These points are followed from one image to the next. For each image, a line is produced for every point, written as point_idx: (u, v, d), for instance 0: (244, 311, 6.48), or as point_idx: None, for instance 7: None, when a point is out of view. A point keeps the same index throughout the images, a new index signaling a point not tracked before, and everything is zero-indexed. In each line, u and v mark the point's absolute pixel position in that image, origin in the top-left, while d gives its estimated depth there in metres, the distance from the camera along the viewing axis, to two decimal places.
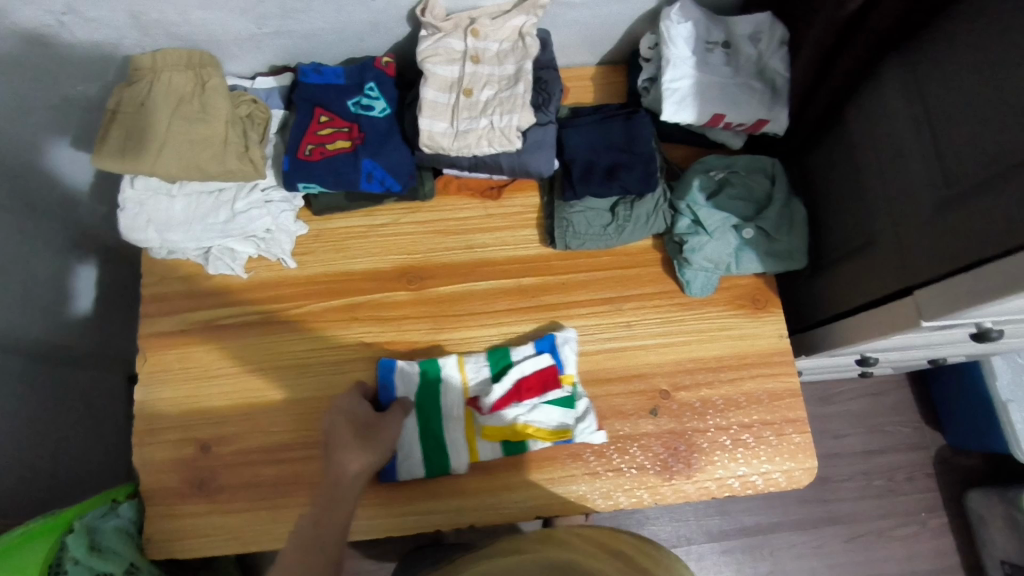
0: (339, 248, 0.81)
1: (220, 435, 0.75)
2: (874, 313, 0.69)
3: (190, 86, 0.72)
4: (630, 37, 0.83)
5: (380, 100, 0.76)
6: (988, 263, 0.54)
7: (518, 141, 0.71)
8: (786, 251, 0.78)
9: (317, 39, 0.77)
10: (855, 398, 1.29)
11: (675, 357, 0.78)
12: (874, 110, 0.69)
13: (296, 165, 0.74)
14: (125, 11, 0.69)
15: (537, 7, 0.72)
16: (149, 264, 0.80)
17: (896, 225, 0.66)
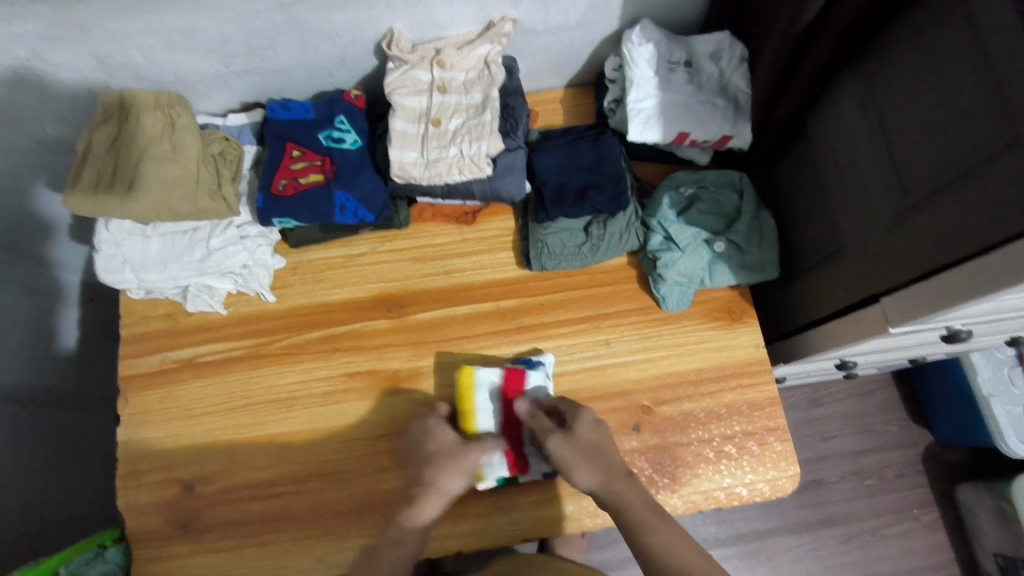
0: (317, 280, 0.81)
1: (205, 474, 0.75)
2: (845, 321, 0.70)
3: (160, 126, 0.71)
4: (595, 59, 0.85)
5: (351, 133, 0.77)
6: (946, 271, 0.56)
7: (488, 168, 0.72)
8: (758, 263, 0.79)
9: (286, 76, 0.79)
10: (842, 400, 1.30)
11: (655, 372, 0.79)
12: (834, 120, 0.70)
13: (269, 201, 0.74)
14: (91, 56, 0.70)
15: (501, 36, 0.74)
16: (127, 305, 0.81)
17: (860, 233, 0.68)
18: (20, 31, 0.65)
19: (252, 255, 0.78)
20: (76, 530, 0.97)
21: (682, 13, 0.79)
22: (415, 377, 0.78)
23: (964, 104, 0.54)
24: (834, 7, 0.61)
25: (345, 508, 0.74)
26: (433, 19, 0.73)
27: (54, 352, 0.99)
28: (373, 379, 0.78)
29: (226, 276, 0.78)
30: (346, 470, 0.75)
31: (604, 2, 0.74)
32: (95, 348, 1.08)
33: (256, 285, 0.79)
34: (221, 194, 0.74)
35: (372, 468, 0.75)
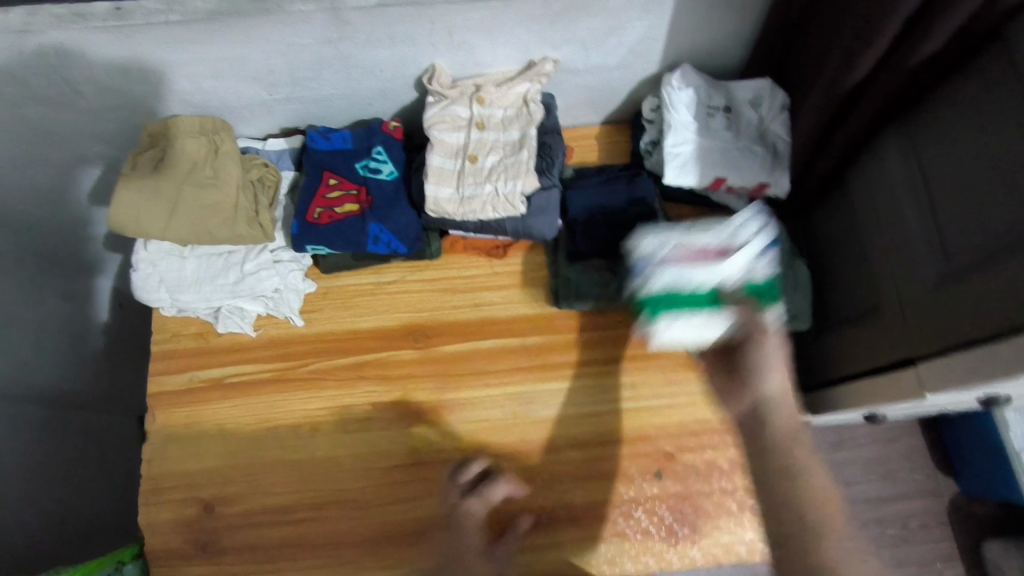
0: (346, 306, 0.82)
1: (225, 495, 0.75)
2: (876, 380, 0.69)
3: (202, 153, 0.73)
4: (633, 99, 0.85)
5: (388, 163, 0.78)
6: (981, 345, 0.55)
7: (522, 207, 0.72)
8: (790, 313, 0.78)
9: (327, 104, 0.80)
10: (867, 445, 1.27)
11: (679, 419, 0.78)
12: (875, 177, 0.70)
13: (304, 228, 0.75)
14: (141, 80, 0.72)
15: (541, 75, 0.74)
16: (159, 322, 0.82)
17: (898, 293, 0.66)
18: (77, 55, 0.67)
19: (284, 279, 0.79)
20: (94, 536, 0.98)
21: (723, 59, 0.79)
22: (437, 410, 0.78)
23: (1007, 178, 0.54)
24: (881, 68, 0.61)
25: (362, 539, 0.74)
26: (475, 56, 0.74)
27: (86, 358, 1.01)
28: (396, 409, 0.78)
29: (257, 299, 0.79)
30: (364, 499, 0.75)
31: (645, 46, 0.74)
32: (123, 355, 1.10)
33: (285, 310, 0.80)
34: (258, 220, 0.75)
35: (390, 500, 0.75)
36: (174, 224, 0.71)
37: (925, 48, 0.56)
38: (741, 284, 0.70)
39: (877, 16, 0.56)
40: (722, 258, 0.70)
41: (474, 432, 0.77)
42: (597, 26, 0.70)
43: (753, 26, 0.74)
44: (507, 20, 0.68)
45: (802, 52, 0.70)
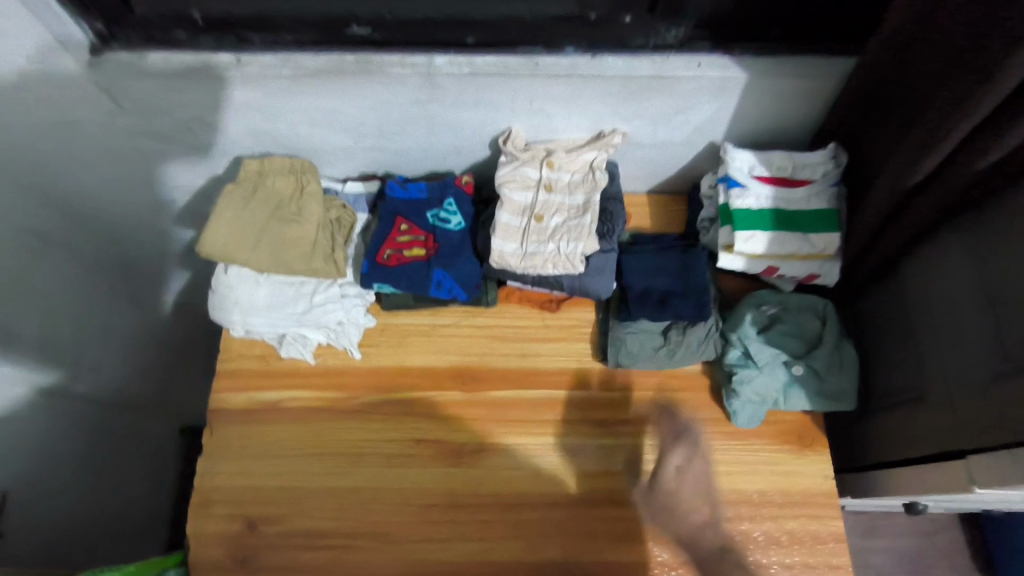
0: (401, 344, 0.86)
1: (270, 515, 0.78)
2: (922, 469, 0.71)
3: (290, 190, 0.80)
4: (692, 173, 0.89)
5: (457, 215, 0.83)
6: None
7: (581, 266, 0.76)
8: (836, 391, 0.79)
9: (406, 155, 0.86)
10: (899, 535, 1.28)
11: (717, 487, 0.78)
12: (932, 276, 0.72)
13: (374, 268, 0.80)
14: (245, 124, 0.79)
15: (610, 146, 0.79)
16: (227, 341, 0.87)
17: (949, 386, 0.68)
18: (193, 100, 0.75)
19: (349, 314, 0.84)
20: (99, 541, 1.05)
21: (783, 144, 0.83)
22: (479, 454, 0.80)
23: None
24: (943, 172, 0.64)
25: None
26: (549, 124, 0.79)
27: None
28: (440, 448, 0.80)
29: (322, 330, 0.83)
30: (398, 535, 0.77)
31: (710, 127, 0.79)
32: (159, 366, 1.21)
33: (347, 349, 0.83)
34: (333, 258, 0.79)
35: (424, 538, 0.76)
36: (257, 255, 0.78)
37: (987, 158, 0.59)
38: (796, 213, 0.77)
39: (947, 121, 0.60)
40: (794, 191, 0.77)
41: (513, 479, 0.79)
42: (667, 107, 0.75)
43: (817, 117, 0.78)
44: (582, 96, 0.74)
45: (863, 146, 0.73)
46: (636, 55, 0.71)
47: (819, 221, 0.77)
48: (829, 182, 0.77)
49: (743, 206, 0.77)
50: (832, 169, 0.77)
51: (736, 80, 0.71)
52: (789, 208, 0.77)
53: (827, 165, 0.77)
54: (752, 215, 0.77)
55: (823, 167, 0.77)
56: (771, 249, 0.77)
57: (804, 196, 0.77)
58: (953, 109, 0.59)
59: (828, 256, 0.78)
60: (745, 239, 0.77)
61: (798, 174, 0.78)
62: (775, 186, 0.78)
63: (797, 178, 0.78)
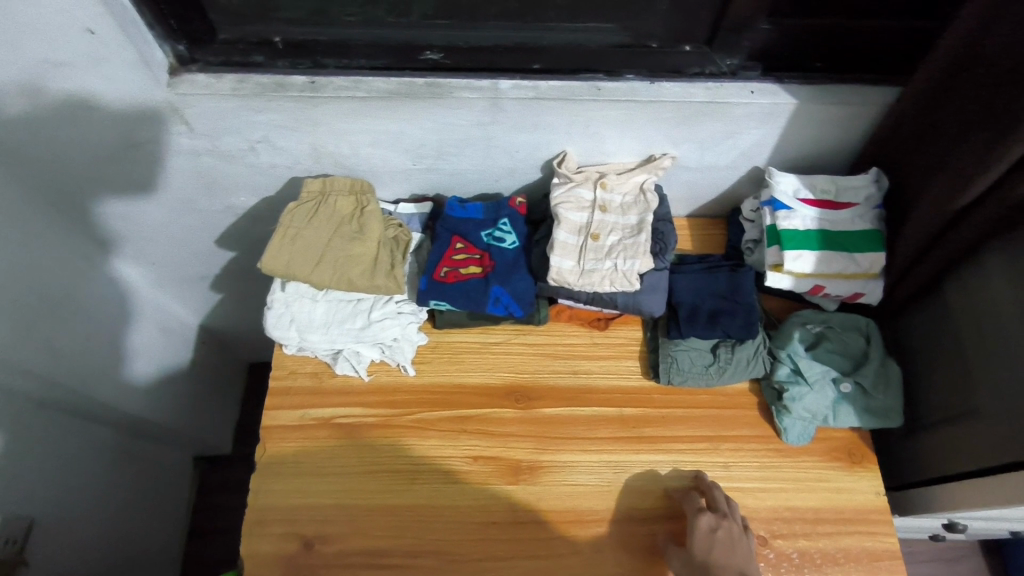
0: (453, 360, 0.87)
1: (325, 533, 0.77)
2: (980, 482, 0.71)
3: (350, 209, 0.82)
4: (733, 197, 0.92)
5: (511, 234, 0.85)
6: None
7: (638, 283, 0.78)
8: (883, 409, 0.81)
9: (460, 176, 0.88)
10: (929, 561, 1.28)
11: (772, 504, 0.79)
12: (980, 295, 0.74)
13: (432, 286, 0.82)
14: (309, 144, 0.82)
15: (659, 168, 0.83)
16: (279, 358, 0.88)
17: (1002, 401, 0.70)
18: (265, 119, 0.77)
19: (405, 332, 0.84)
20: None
21: (823, 169, 0.86)
22: (534, 471, 0.80)
23: None
24: (988, 196, 0.68)
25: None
26: (603, 147, 0.82)
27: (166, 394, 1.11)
28: (495, 465, 0.80)
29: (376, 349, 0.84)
30: (455, 554, 0.76)
31: (757, 151, 0.83)
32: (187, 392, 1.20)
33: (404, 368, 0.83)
34: (393, 274, 0.81)
35: (482, 556, 0.76)
36: (319, 271, 0.79)
37: None
38: (841, 234, 0.80)
39: (998, 145, 0.63)
40: (838, 213, 0.81)
41: (568, 496, 0.79)
42: (717, 131, 0.79)
43: (858, 143, 0.82)
44: (638, 119, 0.77)
45: (905, 170, 0.77)
46: (691, 82, 0.75)
47: (864, 242, 0.80)
48: (872, 206, 0.80)
49: (790, 226, 0.80)
50: (876, 193, 0.80)
51: (786, 108, 0.75)
52: (834, 230, 0.81)
53: (870, 189, 0.80)
54: (799, 235, 0.80)
55: (867, 192, 0.80)
56: (819, 268, 0.80)
57: (848, 218, 0.81)
58: (1001, 137, 0.63)
59: (873, 275, 0.81)
60: (794, 259, 0.79)
61: (841, 197, 0.81)
62: (821, 209, 0.81)
63: (840, 201, 0.81)
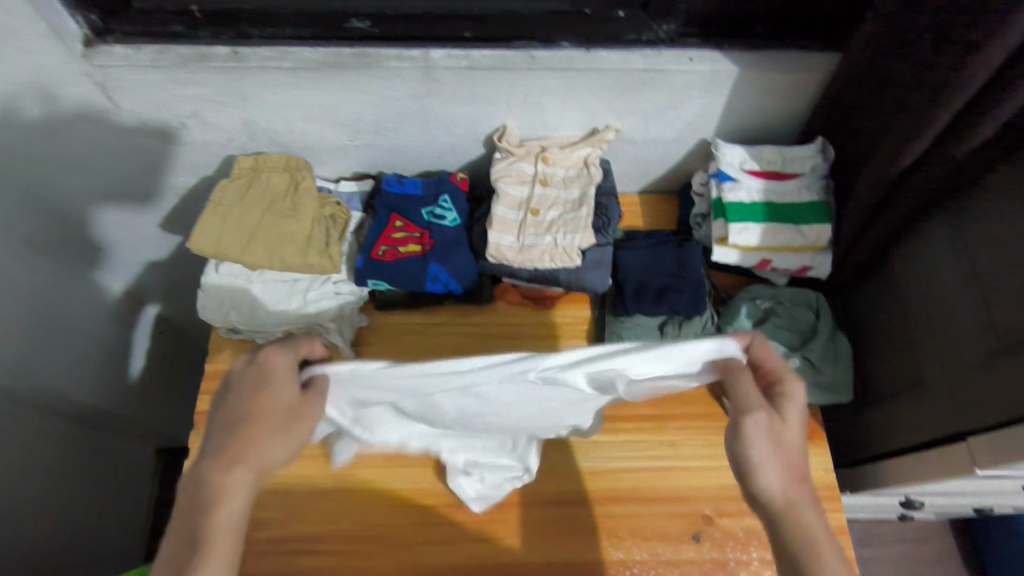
0: (395, 342, 0.84)
1: (260, 519, 0.75)
2: (924, 455, 0.69)
3: (284, 186, 0.80)
4: (683, 172, 0.90)
5: (452, 212, 0.83)
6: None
7: (578, 259, 0.77)
8: (832, 384, 0.79)
9: (400, 153, 0.86)
10: (896, 542, 1.27)
11: (719, 482, 0.77)
12: (925, 263, 0.73)
13: (369, 265, 0.79)
14: (240, 119, 0.79)
15: (603, 142, 0.81)
16: (216, 342, 0.85)
17: (946, 370, 0.69)
18: (192, 93, 0.74)
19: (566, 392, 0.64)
20: (63, 560, 1.00)
21: (771, 142, 0.85)
22: None
23: None
24: (927, 159, 0.66)
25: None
26: (545, 120, 0.80)
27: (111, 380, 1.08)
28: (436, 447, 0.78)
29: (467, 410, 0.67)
30: (398, 538, 0.74)
31: (702, 123, 0.80)
32: (143, 379, 1.17)
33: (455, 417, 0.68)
34: (327, 253, 0.78)
35: (421, 540, 0.74)
36: (250, 250, 0.76)
37: (978, 137, 0.60)
38: (787, 207, 0.79)
39: (934, 107, 0.61)
40: (782, 185, 0.79)
41: None
42: (660, 101, 0.76)
43: (805, 112, 0.80)
44: (577, 89, 0.75)
45: (847, 136, 0.75)
46: (629, 49, 0.72)
47: (810, 215, 0.78)
48: (816, 176, 0.79)
49: (734, 198, 0.79)
50: (820, 163, 0.79)
51: (728, 75, 0.72)
52: (779, 201, 0.79)
53: (816, 158, 0.79)
54: (743, 207, 0.79)
55: (812, 162, 0.79)
56: (765, 242, 0.78)
57: (794, 189, 0.79)
58: (936, 97, 0.61)
59: (821, 248, 0.79)
60: (740, 231, 0.78)
61: (785, 168, 0.80)
62: (766, 180, 0.79)
63: (785, 172, 0.79)
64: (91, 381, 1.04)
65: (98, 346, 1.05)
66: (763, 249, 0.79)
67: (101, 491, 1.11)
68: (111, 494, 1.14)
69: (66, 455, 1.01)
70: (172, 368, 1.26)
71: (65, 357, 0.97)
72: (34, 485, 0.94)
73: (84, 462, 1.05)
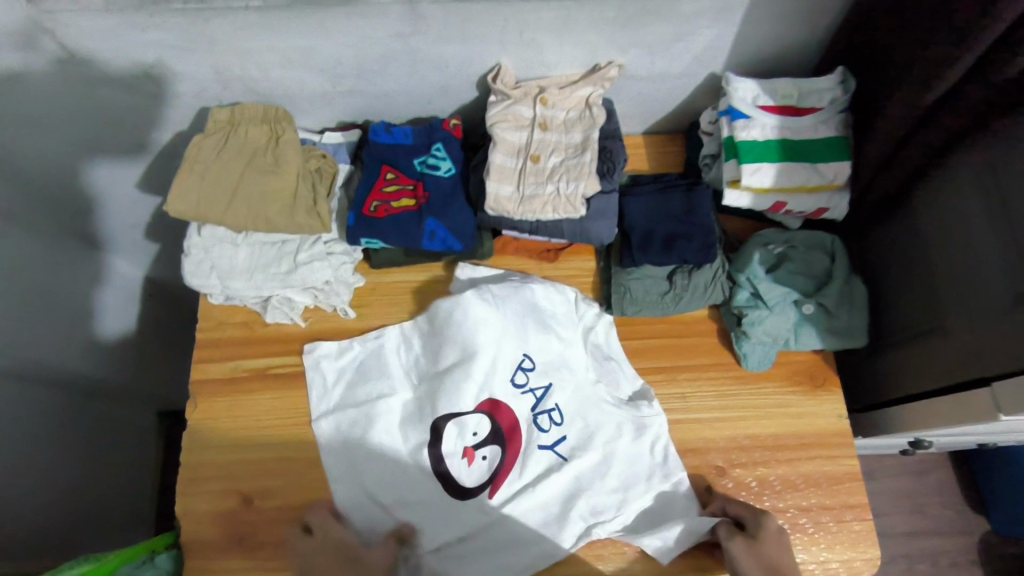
0: (394, 301, 0.81)
1: (264, 488, 0.74)
2: (943, 399, 0.68)
3: (264, 141, 0.75)
4: (691, 109, 0.85)
5: (446, 161, 0.78)
6: None
7: (582, 209, 0.72)
8: (846, 329, 0.76)
9: (388, 99, 0.80)
10: (898, 476, 1.29)
11: (731, 433, 0.75)
12: (952, 204, 0.68)
13: (362, 222, 0.74)
14: (210, 67, 0.72)
15: (605, 79, 0.74)
16: (206, 309, 0.82)
17: (969, 313, 0.66)
18: (154, 39, 0.67)
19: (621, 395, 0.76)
20: (77, 529, 1.00)
21: (785, 73, 0.79)
22: None
23: None
24: (962, 87, 0.61)
25: None
26: (542, 57, 0.74)
27: (105, 348, 1.06)
28: None
29: (630, 489, 0.71)
30: None
31: (712, 55, 0.74)
32: (139, 345, 1.14)
33: (517, 401, 0.74)
34: (315, 211, 0.73)
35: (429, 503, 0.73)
36: (233, 210, 0.72)
37: (1020, 62, 0.55)
38: (802, 144, 0.74)
39: (974, 29, 0.56)
40: (797, 121, 0.74)
41: None
42: (666, 32, 0.70)
43: (823, 39, 0.74)
44: (578, 21, 0.68)
45: (872, 64, 0.70)
46: None
47: (825, 154, 0.74)
48: (834, 110, 0.73)
49: (747, 136, 0.74)
50: (840, 95, 0.73)
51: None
52: (795, 139, 0.74)
53: (835, 91, 0.73)
54: (755, 146, 0.73)
55: (830, 95, 0.73)
56: (778, 184, 0.74)
57: (810, 126, 0.74)
58: (978, 17, 0.55)
59: (837, 187, 0.74)
60: (752, 173, 0.73)
61: (800, 103, 0.74)
62: (781, 116, 0.74)
63: (801, 106, 0.74)
64: (82, 351, 1.01)
65: (86, 315, 1.01)
66: (775, 192, 0.74)
67: (106, 459, 1.10)
68: (116, 461, 1.13)
69: (65, 425, 0.99)
70: (165, 331, 1.22)
71: (52, 328, 0.93)
72: (39, 458, 0.93)
73: (83, 430, 1.03)
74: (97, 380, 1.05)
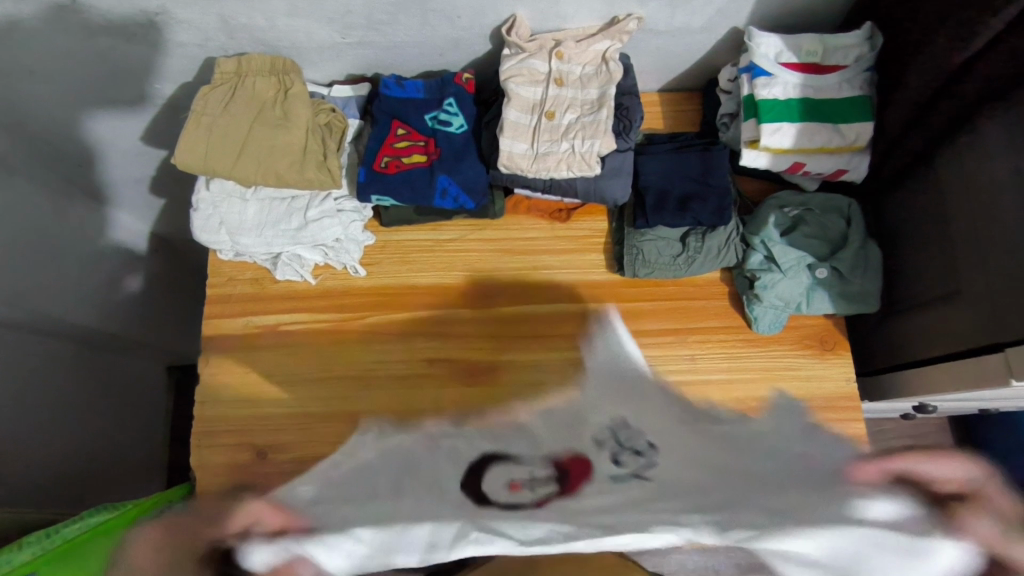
0: (404, 260, 0.81)
1: (277, 442, 0.75)
2: (955, 364, 0.68)
3: (272, 92, 0.73)
4: (710, 66, 0.82)
5: (458, 116, 0.76)
6: None
7: (597, 168, 0.70)
8: (860, 294, 0.76)
9: (398, 51, 0.77)
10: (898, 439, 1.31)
11: (739, 395, 0.76)
12: (977, 167, 0.66)
13: (372, 178, 0.73)
14: (215, 15, 0.70)
15: (623, 33, 0.72)
16: (217, 265, 0.82)
17: (988, 279, 0.65)
18: None
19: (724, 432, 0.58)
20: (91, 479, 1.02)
21: (810, 29, 0.76)
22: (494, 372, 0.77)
23: None
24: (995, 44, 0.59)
25: None
26: (558, 9, 0.71)
27: (113, 303, 1.06)
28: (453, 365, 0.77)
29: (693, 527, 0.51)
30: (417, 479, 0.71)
31: (734, 9, 0.72)
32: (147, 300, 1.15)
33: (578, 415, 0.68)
34: (326, 166, 0.72)
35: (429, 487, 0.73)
36: (242, 164, 0.71)
37: None
38: (824, 103, 0.72)
39: None
40: (820, 79, 0.72)
41: None
42: None
43: None
44: None
45: (902, 19, 0.67)
46: None
47: (847, 113, 0.72)
48: (860, 66, 0.71)
49: (769, 94, 0.72)
50: (865, 52, 0.71)
51: None
52: (818, 97, 0.72)
53: (861, 47, 0.71)
54: (776, 105, 0.72)
55: (856, 52, 0.71)
56: (799, 143, 0.72)
57: (833, 84, 0.72)
58: None
59: (858, 148, 0.73)
60: (772, 132, 0.71)
61: (824, 60, 0.72)
62: (804, 73, 0.72)
63: (824, 63, 0.72)
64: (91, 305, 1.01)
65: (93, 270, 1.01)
66: (794, 153, 0.73)
67: (117, 412, 1.11)
68: (127, 414, 1.15)
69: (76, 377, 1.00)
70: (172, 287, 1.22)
71: (59, 282, 0.93)
72: (50, 408, 0.94)
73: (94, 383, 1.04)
74: (106, 334, 1.05)
